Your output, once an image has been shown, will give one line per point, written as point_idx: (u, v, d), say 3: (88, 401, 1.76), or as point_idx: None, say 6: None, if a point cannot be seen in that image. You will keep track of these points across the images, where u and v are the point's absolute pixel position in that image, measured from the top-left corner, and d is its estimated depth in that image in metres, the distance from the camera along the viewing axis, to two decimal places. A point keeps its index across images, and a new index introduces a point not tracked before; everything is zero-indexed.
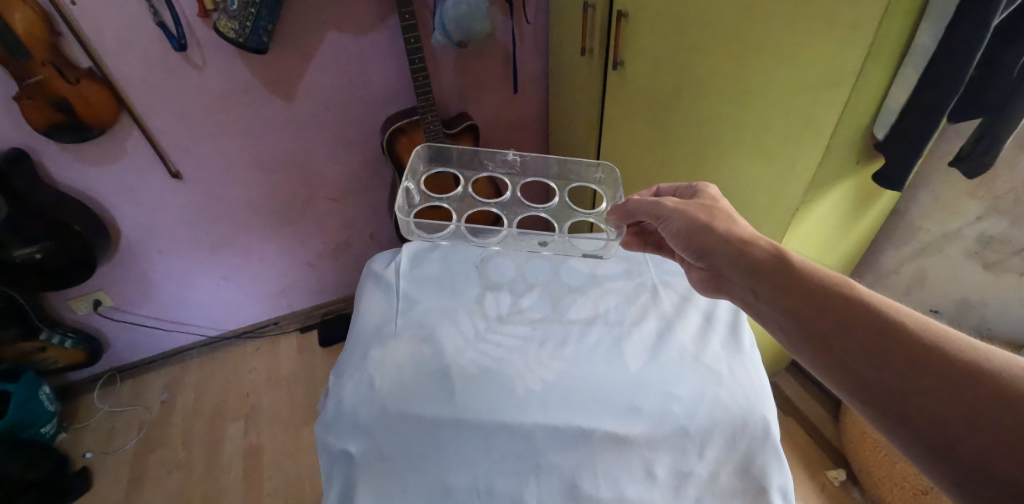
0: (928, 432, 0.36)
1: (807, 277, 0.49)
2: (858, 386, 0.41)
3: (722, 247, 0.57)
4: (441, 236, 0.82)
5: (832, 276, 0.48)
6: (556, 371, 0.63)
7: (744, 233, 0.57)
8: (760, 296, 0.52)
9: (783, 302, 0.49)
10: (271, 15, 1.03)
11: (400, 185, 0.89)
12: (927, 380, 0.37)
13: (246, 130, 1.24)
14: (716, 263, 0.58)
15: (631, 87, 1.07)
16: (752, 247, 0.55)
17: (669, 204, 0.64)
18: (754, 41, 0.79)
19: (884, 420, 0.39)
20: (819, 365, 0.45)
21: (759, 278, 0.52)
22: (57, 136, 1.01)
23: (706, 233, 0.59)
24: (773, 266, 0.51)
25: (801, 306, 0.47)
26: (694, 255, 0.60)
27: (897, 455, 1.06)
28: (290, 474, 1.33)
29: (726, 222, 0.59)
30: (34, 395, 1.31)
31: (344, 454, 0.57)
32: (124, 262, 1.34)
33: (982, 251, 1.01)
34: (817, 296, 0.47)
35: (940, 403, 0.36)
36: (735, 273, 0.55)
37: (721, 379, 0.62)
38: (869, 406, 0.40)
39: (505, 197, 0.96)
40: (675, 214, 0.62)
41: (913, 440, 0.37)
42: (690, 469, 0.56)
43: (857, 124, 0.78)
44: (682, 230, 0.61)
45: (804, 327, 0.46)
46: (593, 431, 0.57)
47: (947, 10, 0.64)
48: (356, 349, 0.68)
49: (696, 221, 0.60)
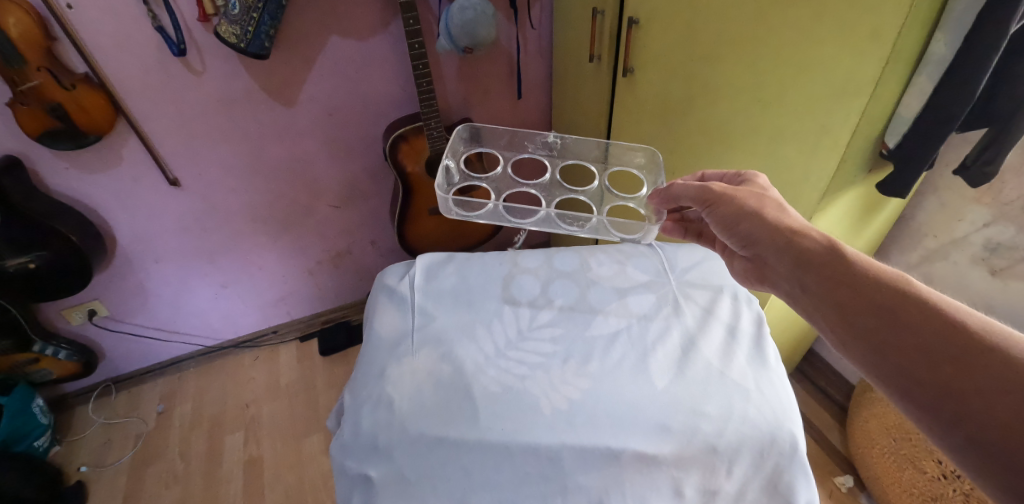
0: (981, 437, 0.35)
1: (861, 273, 0.47)
2: (909, 384, 0.40)
3: (769, 238, 0.56)
4: (478, 214, 0.83)
5: (890, 273, 0.47)
6: (581, 389, 0.62)
7: (794, 222, 0.56)
8: (809, 289, 0.51)
9: (832, 297, 0.48)
10: (273, 19, 1.00)
11: (441, 163, 0.92)
12: (985, 386, 0.36)
13: (246, 137, 1.21)
14: (761, 252, 0.57)
15: (643, 93, 1.06)
16: (804, 237, 0.53)
17: (716, 188, 0.62)
18: (771, 46, 0.77)
19: (933, 425, 0.38)
20: (868, 359, 0.44)
21: (807, 271, 0.51)
22: (53, 144, 0.99)
23: (754, 220, 0.58)
24: (825, 257, 0.50)
25: (852, 304, 0.46)
26: (739, 242, 0.60)
27: (906, 460, 1.05)
28: (292, 486, 1.30)
29: (776, 211, 0.58)
30: (26, 408, 1.27)
31: (363, 478, 0.56)
32: (120, 272, 1.30)
33: (990, 257, 1.00)
34: (872, 293, 0.45)
35: (984, 401, 0.36)
36: (782, 264, 0.54)
37: (748, 394, 0.61)
38: (920, 407, 0.39)
39: (543, 179, 0.98)
40: (722, 199, 0.61)
41: (967, 447, 0.36)
42: (717, 487, 0.57)
43: (868, 132, 0.76)
44: (730, 216, 0.60)
45: (855, 324, 0.45)
46: (621, 452, 0.56)
47: (966, 18, 0.61)
48: (373, 366, 0.67)
49: (743, 208, 0.59)
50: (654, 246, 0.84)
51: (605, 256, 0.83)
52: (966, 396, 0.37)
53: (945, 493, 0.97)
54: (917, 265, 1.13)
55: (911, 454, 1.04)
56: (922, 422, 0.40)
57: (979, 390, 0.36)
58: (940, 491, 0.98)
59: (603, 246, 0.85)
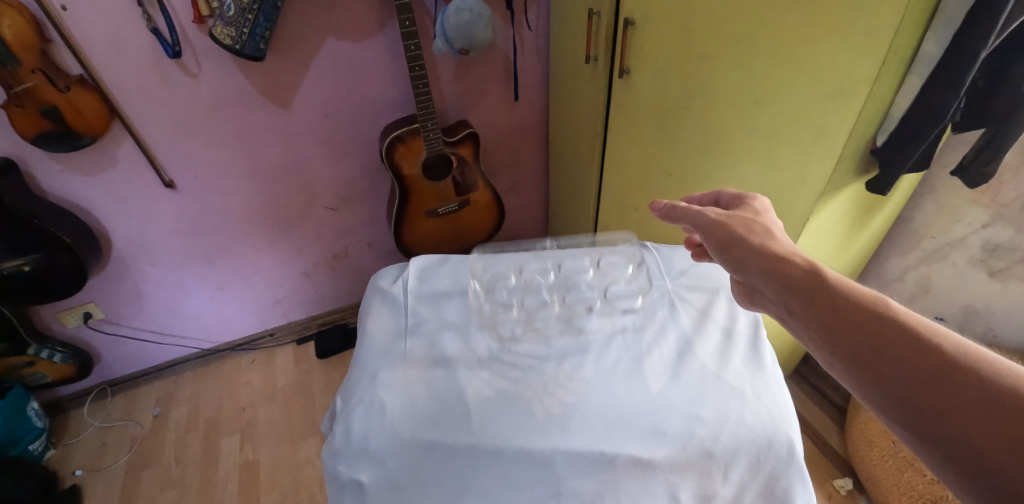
0: (966, 460, 0.34)
1: (840, 296, 0.46)
2: (898, 409, 0.39)
3: (755, 263, 0.55)
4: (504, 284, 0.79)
5: (868, 295, 0.46)
6: (575, 393, 0.61)
7: (780, 247, 0.54)
8: (795, 313, 0.49)
9: (814, 320, 0.47)
10: (269, 20, 0.99)
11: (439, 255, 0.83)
12: (967, 410, 0.35)
13: (241, 139, 1.21)
14: (749, 277, 0.56)
15: (636, 95, 1.05)
16: (787, 263, 0.52)
17: (710, 215, 0.61)
18: (767, 46, 0.77)
19: (922, 449, 0.37)
20: (854, 385, 0.42)
21: (792, 294, 0.50)
22: (46, 146, 0.98)
23: (742, 247, 0.57)
24: (808, 281, 0.49)
25: (832, 325, 0.45)
26: (731, 267, 0.58)
27: (907, 463, 1.04)
28: (288, 490, 1.29)
29: (763, 237, 0.56)
30: (21, 412, 1.26)
31: (355, 483, 0.55)
32: (115, 274, 1.30)
33: (988, 259, 1.00)
34: (852, 316, 0.44)
35: (975, 433, 0.34)
36: (767, 288, 0.53)
37: (745, 397, 0.61)
38: (908, 429, 0.38)
39: None
40: (714, 226, 0.60)
41: (952, 469, 0.35)
42: (714, 492, 0.56)
43: (863, 133, 0.76)
44: (722, 243, 0.59)
45: (835, 348, 0.44)
46: (616, 456, 0.55)
47: (955, 17, 0.62)
48: (366, 369, 0.66)
49: (732, 235, 0.58)
50: (648, 248, 0.84)
51: (598, 258, 0.83)
52: (947, 420, 0.35)
53: (945, 496, 0.96)
54: (915, 267, 1.13)
55: (910, 457, 1.03)
56: (913, 445, 0.38)
57: (962, 413, 0.35)
58: (939, 493, 0.97)
59: (597, 249, 0.84)
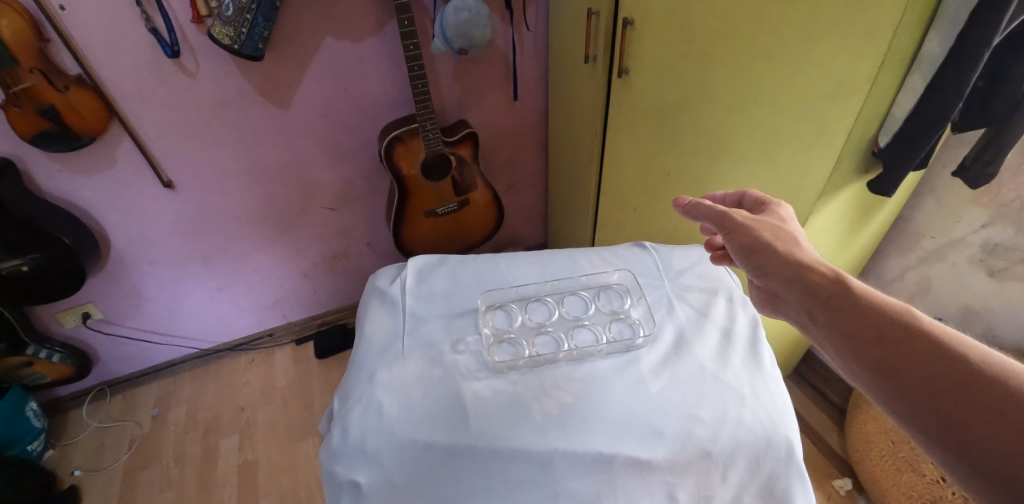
0: (987, 470, 0.34)
1: (866, 306, 0.46)
2: (915, 414, 0.39)
3: (779, 270, 0.54)
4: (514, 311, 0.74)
5: (894, 305, 0.45)
6: (574, 394, 0.61)
7: (807, 255, 0.53)
8: (816, 319, 0.49)
9: (839, 327, 0.47)
10: (267, 20, 0.99)
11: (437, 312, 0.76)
12: (990, 421, 0.35)
13: (240, 139, 1.21)
14: (772, 284, 0.55)
15: (627, 98, 1.01)
16: (811, 271, 0.51)
17: (738, 217, 0.59)
18: (769, 47, 0.77)
19: (943, 458, 0.37)
20: (876, 393, 0.42)
21: (816, 304, 0.49)
22: (45, 146, 0.98)
23: (767, 252, 0.56)
24: (831, 290, 0.49)
25: (857, 333, 0.45)
26: (755, 272, 0.57)
27: (906, 464, 1.04)
28: (287, 490, 1.29)
29: (791, 244, 0.55)
30: (19, 412, 1.26)
31: (352, 484, 0.55)
32: (113, 275, 1.29)
33: (988, 259, 1.00)
34: (879, 325, 0.44)
35: (998, 444, 0.34)
36: (791, 296, 0.52)
37: (744, 397, 0.61)
38: (929, 438, 0.38)
39: None
40: (739, 228, 0.59)
41: (972, 476, 0.35)
42: (713, 493, 0.56)
43: (863, 131, 0.78)
44: (746, 247, 0.58)
45: (860, 356, 0.44)
46: (615, 456, 0.55)
47: (958, 18, 0.62)
48: (363, 370, 0.66)
49: (759, 239, 0.57)
50: (648, 248, 0.84)
51: (598, 260, 0.82)
52: (969, 429, 0.35)
53: (944, 497, 0.96)
54: (915, 267, 1.13)
55: (909, 457, 1.03)
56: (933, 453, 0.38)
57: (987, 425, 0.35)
58: (938, 494, 0.97)
59: (598, 250, 0.84)
